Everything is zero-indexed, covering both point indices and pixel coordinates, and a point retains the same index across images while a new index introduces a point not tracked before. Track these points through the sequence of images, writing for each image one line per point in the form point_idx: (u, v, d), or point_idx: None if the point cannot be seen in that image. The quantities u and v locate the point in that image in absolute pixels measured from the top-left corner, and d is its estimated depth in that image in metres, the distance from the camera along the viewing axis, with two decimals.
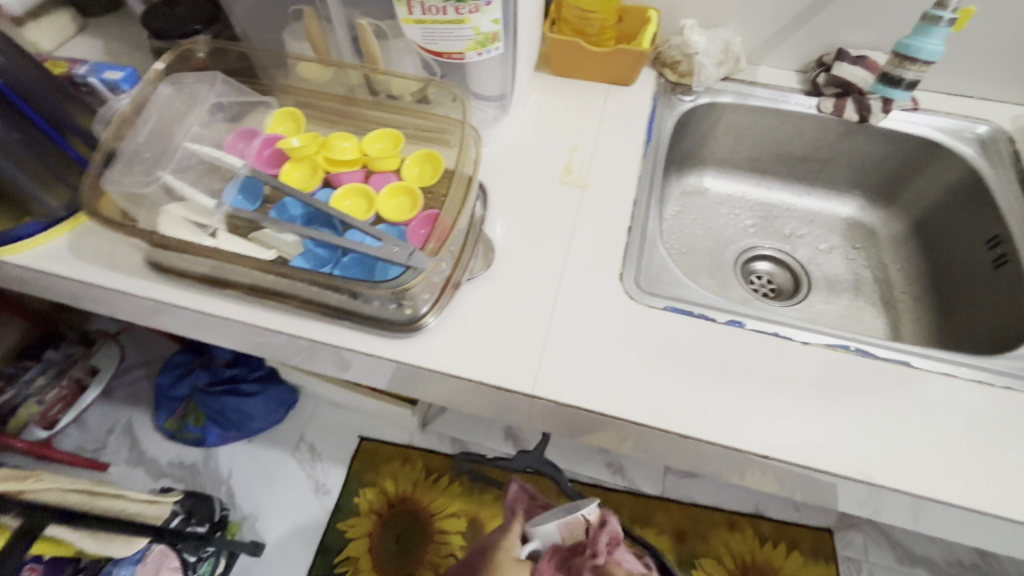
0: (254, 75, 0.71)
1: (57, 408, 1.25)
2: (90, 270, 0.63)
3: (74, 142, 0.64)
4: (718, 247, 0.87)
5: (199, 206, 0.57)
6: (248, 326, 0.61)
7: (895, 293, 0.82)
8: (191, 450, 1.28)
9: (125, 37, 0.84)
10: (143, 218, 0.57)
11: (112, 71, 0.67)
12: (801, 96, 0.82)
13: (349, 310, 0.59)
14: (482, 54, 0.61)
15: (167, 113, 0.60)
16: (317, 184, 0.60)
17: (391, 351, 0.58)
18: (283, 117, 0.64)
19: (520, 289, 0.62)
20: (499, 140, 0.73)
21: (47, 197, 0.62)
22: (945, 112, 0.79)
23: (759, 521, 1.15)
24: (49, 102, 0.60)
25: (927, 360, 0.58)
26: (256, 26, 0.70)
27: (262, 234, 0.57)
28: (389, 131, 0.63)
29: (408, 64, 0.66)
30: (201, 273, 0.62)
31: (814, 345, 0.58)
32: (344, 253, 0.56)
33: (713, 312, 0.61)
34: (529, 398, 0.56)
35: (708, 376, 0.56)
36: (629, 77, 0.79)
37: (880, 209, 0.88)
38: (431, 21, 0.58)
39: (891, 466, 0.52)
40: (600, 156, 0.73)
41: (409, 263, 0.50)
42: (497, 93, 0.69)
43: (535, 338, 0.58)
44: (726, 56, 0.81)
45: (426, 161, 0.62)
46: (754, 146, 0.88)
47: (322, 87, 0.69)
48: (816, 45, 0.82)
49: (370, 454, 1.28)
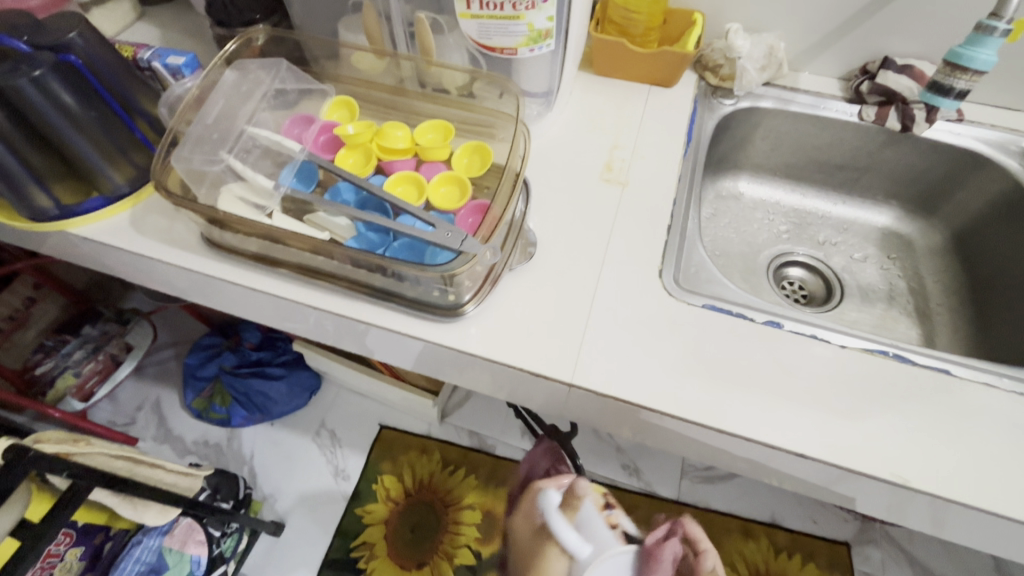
0: (307, 64, 0.73)
1: (93, 381, 1.28)
2: (147, 245, 0.65)
3: (140, 122, 0.67)
4: (751, 252, 0.87)
5: (258, 186, 0.59)
6: (295, 306, 0.63)
7: (930, 304, 0.81)
8: (217, 430, 1.31)
9: (182, 26, 0.87)
10: (203, 194, 0.59)
11: (174, 57, 0.70)
12: (842, 103, 0.82)
13: (395, 293, 0.61)
14: (534, 51, 0.63)
15: (233, 98, 0.63)
16: (370, 171, 0.62)
17: (433, 334, 0.60)
18: (339, 104, 0.67)
19: (560, 282, 0.63)
20: (542, 137, 0.75)
21: (113, 172, 0.65)
22: (991, 125, 0.79)
23: (775, 531, 1.15)
24: (122, 88, 0.64)
25: (966, 369, 0.58)
26: (313, 17, 0.72)
27: (316, 216, 0.59)
28: (441, 123, 0.65)
29: (457, 58, 0.68)
30: (252, 252, 0.64)
31: (852, 349, 0.59)
32: (394, 238, 0.58)
33: (751, 312, 0.61)
34: (567, 387, 0.57)
35: (745, 374, 0.57)
36: (670, 79, 0.80)
37: (918, 220, 0.88)
38: (487, 16, 0.59)
39: (928, 472, 0.52)
40: (641, 155, 0.74)
41: (462, 247, 0.52)
42: (544, 90, 0.71)
43: (575, 329, 0.60)
44: (768, 61, 0.81)
45: (475, 153, 0.63)
46: (791, 153, 0.88)
47: (375, 78, 0.72)
48: (860, 53, 0.82)
49: (390, 442, 1.31)
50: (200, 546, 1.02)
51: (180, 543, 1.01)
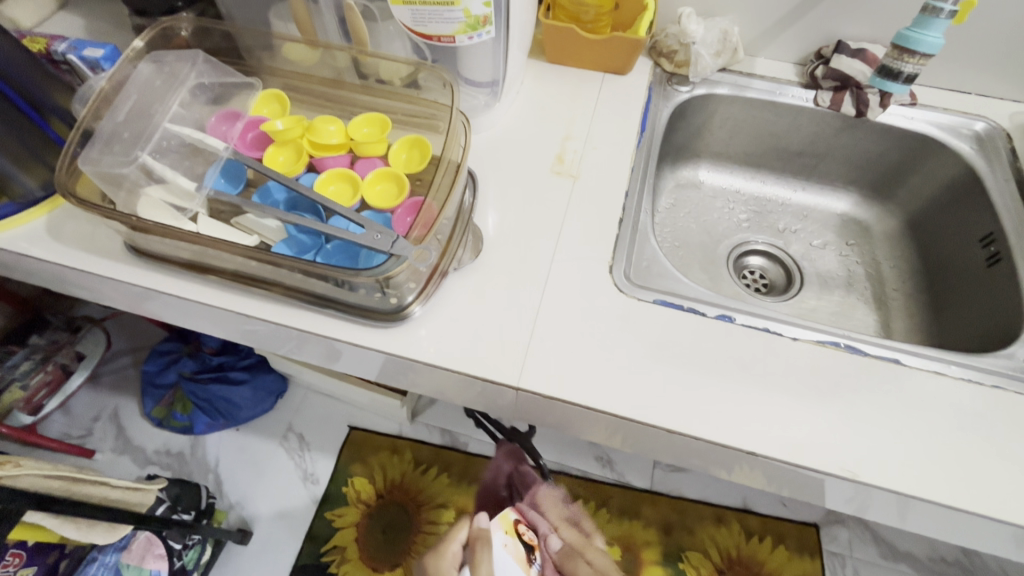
0: (239, 55, 0.69)
1: (41, 394, 1.23)
2: (69, 253, 0.61)
3: (55, 123, 0.62)
4: (711, 241, 0.86)
5: (179, 188, 0.55)
6: (231, 314, 0.59)
7: (888, 290, 0.81)
8: (178, 438, 1.26)
9: (108, 16, 0.81)
10: (122, 200, 0.56)
11: (92, 49, 0.65)
12: (798, 89, 0.81)
13: (333, 298, 0.58)
14: (473, 38, 0.60)
15: (147, 92, 0.58)
16: (301, 169, 0.59)
17: (375, 340, 0.57)
18: (269, 99, 0.64)
19: (509, 281, 0.61)
20: (491, 128, 0.72)
21: (24, 177, 0.61)
22: (944, 108, 0.79)
23: (746, 516, 1.16)
24: (30, 84, 0.59)
25: (917, 357, 0.57)
26: (242, 7, 0.68)
27: (244, 219, 0.56)
28: (377, 116, 0.62)
29: (397, 46, 0.65)
30: (181, 258, 0.60)
31: (804, 341, 0.58)
32: (327, 240, 0.55)
33: (703, 306, 0.60)
34: (515, 390, 0.55)
35: (696, 370, 0.56)
36: (624, 66, 0.78)
37: (875, 205, 0.88)
38: (420, 2, 0.56)
39: (877, 465, 0.51)
40: (594, 146, 0.71)
41: (392, 250, 0.49)
42: (489, 80, 0.68)
43: (522, 330, 0.57)
44: (723, 46, 0.79)
45: (413, 147, 0.60)
46: (749, 140, 0.87)
47: (310, 70, 0.68)
48: (814, 37, 0.80)
49: (358, 444, 1.27)
50: (160, 560, 0.99)
51: (140, 558, 0.98)
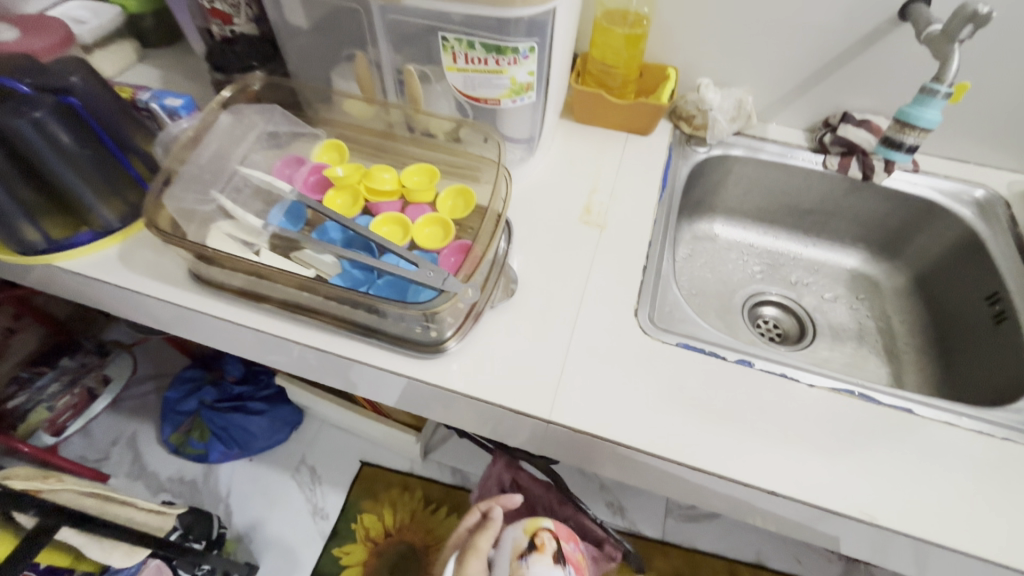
0: (301, 108, 0.77)
1: (65, 416, 1.26)
2: (137, 279, 0.67)
3: (134, 160, 0.69)
4: (726, 291, 0.90)
5: (248, 226, 0.62)
6: (280, 341, 0.64)
7: (898, 344, 0.84)
8: (192, 466, 1.27)
9: (182, 70, 0.90)
10: (191, 231, 0.62)
11: (172, 99, 0.72)
12: (807, 153, 0.87)
13: (377, 329, 0.62)
14: (516, 102, 0.67)
15: (228, 142, 0.66)
16: (357, 212, 0.65)
17: (414, 370, 0.61)
18: (329, 147, 0.70)
19: (542, 320, 0.65)
20: (525, 179, 0.78)
21: (104, 209, 0.67)
22: (945, 176, 0.84)
23: (760, 571, 1.14)
24: (115, 125, 0.67)
25: (929, 408, 0.60)
26: (308, 66, 0.76)
27: (303, 254, 0.61)
28: (427, 166, 0.68)
29: (444, 105, 0.72)
30: (239, 286, 0.65)
31: (820, 387, 0.61)
32: (379, 275, 0.60)
33: (724, 350, 0.63)
34: (545, 424, 0.58)
35: (718, 412, 0.59)
36: (646, 127, 0.85)
37: (883, 263, 0.92)
38: (472, 70, 0.64)
39: (894, 509, 0.53)
40: (619, 198, 0.77)
41: (444, 286, 0.55)
42: (526, 137, 0.75)
43: (553, 366, 0.61)
44: (738, 113, 0.86)
45: (458, 196, 0.66)
46: (762, 198, 0.92)
47: (364, 123, 0.75)
48: (822, 108, 0.88)
49: (370, 479, 1.28)
50: None
51: None
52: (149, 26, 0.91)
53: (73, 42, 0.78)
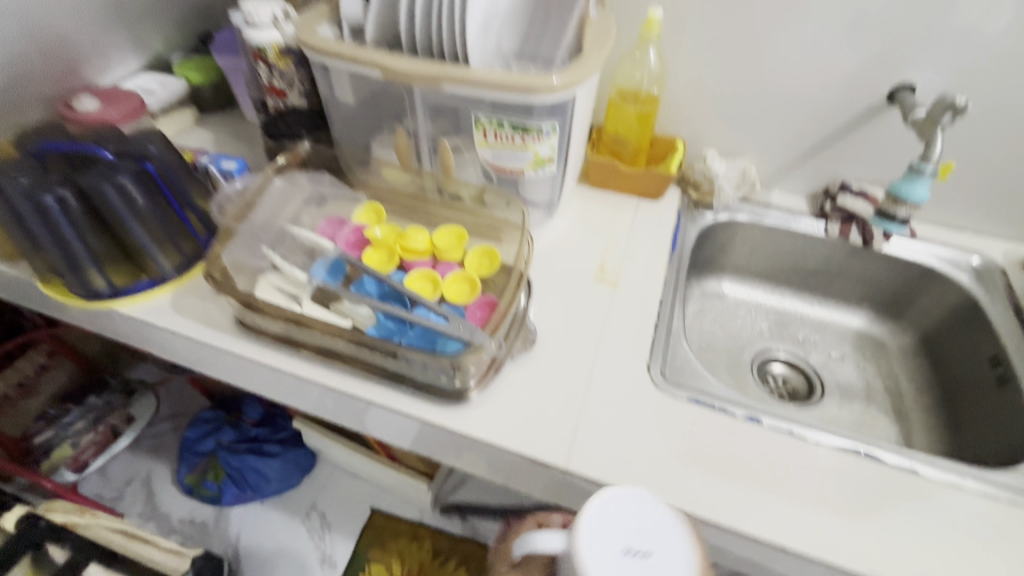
0: (341, 172, 0.85)
1: (88, 453, 1.29)
2: (185, 324, 0.72)
3: (190, 215, 0.76)
4: (735, 347, 0.94)
5: (294, 279, 0.68)
6: (313, 385, 0.68)
7: (906, 404, 0.86)
8: (204, 507, 1.28)
9: (234, 135, 1.00)
10: (242, 281, 0.69)
11: (228, 163, 0.81)
12: (810, 219, 0.93)
13: (405, 376, 0.67)
14: (538, 172, 0.74)
15: (280, 202, 0.75)
16: (392, 267, 0.71)
17: (438, 416, 0.64)
18: (368, 209, 0.77)
19: (559, 372, 0.69)
20: (543, 239, 0.85)
21: (162, 259, 0.74)
22: (942, 243, 0.89)
23: None
24: (179, 184, 0.75)
25: (934, 468, 0.62)
26: (349, 133, 0.84)
27: (341, 305, 0.66)
28: (455, 228, 0.75)
29: (471, 171, 0.78)
30: (277, 333, 0.70)
31: (827, 446, 0.63)
32: (410, 326, 0.65)
33: (733, 406, 0.66)
34: (562, 472, 0.61)
35: (728, 465, 0.61)
36: (656, 192, 0.91)
37: (888, 323, 0.95)
38: (499, 145, 0.71)
39: (904, 568, 0.54)
40: (631, 258, 0.83)
41: (472, 338, 0.60)
42: (545, 200, 0.81)
43: (570, 416, 0.65)
44: (743, 181, 0.93)
45: (485, 255, 0.72)
46: (768, 259, 0.97)
47: (398, 186, 0.83)
48: (821, 178, 0.94)
49: (380, 528, 1.27)
50: None
51: None
52: (208, 96, 1.02)
53: (145, 110, 0.87)
